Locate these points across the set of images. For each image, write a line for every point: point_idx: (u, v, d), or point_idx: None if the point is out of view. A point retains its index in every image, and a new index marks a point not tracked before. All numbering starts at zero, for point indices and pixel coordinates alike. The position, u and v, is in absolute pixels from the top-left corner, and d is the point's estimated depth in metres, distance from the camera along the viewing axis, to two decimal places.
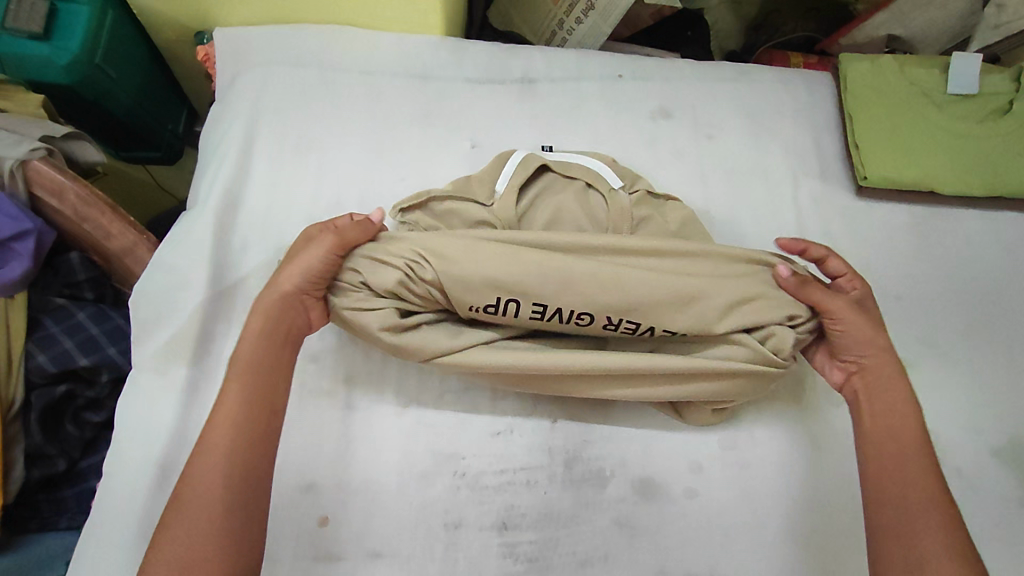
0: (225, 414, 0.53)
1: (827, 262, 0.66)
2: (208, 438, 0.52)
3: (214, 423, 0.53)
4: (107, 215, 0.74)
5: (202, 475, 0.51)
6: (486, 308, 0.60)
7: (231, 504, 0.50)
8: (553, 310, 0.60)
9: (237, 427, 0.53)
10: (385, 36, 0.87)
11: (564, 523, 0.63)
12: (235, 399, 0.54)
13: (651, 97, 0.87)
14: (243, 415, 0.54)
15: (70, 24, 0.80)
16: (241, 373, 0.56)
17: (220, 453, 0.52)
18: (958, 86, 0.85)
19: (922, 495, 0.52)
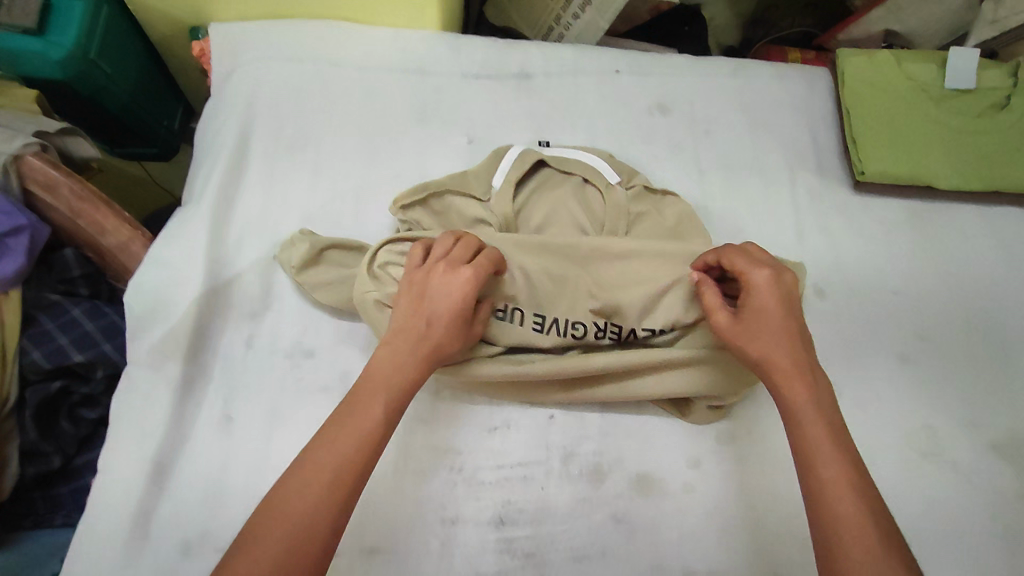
0: (347, 435, 0.50)
1: (740, 255, 0.60)
2: (328, 453, 0.49)
3: (335, 440, 0.50)
4: (102, 211, 0.74)
5: (309, 491, 0.47)
6: (497, 313, 0.63)
7: (336, 532, 0.47)
8: (552, 321, 0.64)
9: (362, 451, 0.50)
10: (382, 31, 0.87)
11: (560, 519, 0.62)
12: (364, 431, 0.51)
13: (648, 93, 0.87)
14: (375, 444, 0.51)
15: (63, 19, 0.79)
16: (381, 398, 0.53)
17: (328, 474, 0.48)
18: (956, 81, 0.85)
19: (853, 524, 0.46)
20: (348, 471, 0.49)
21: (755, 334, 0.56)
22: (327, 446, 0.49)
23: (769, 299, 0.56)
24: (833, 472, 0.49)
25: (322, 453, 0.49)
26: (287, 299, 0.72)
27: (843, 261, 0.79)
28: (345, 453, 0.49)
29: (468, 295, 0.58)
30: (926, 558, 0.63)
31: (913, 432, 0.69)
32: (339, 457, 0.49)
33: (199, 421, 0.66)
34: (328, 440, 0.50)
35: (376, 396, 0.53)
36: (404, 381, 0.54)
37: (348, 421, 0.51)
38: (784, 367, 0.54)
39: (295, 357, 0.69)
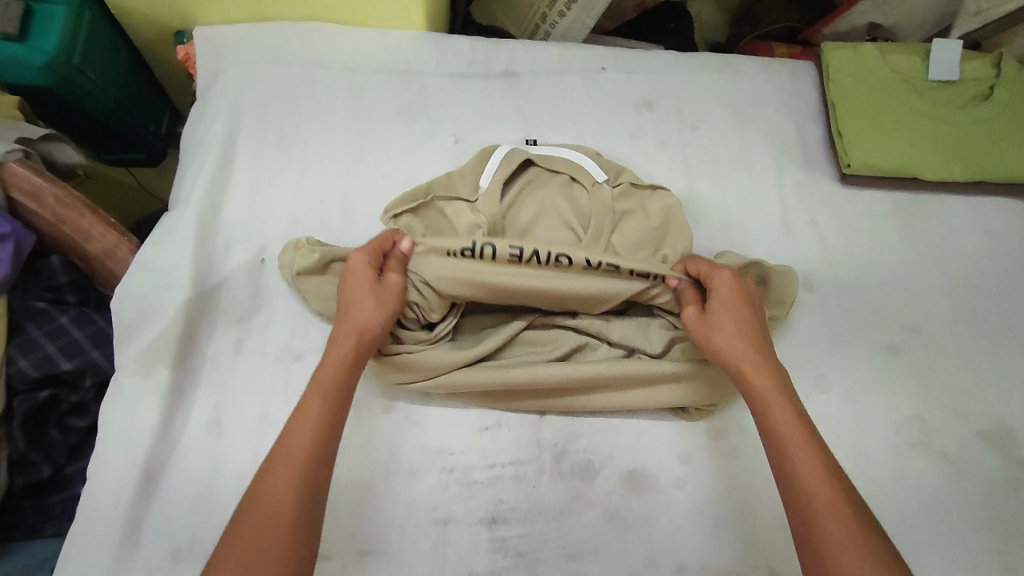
0: (304, 418, 0.52)
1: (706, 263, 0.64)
2: (289, 438, 0.51)
3: (295, 424, 0.51)
4: (87, 217, 0.73)
5: (275, 490, 0.47)
6: (464, 252, 0.65)
7: (311, 510, 0.48)
8: (530, 252, 0.65)
9: (315, 441, 0.51)
10: (367, 33, 0.86)
11: (553, 517, 0.62)
12: (315, 413, 0.52)
13: (635, 89, 0.87)
14: (325, 432, 0.52)
15: (46, 25, 0.79)
16: (321, 389, 0.54)
17: (291, 455, 0.49)
18: (938, 73, 0.85)
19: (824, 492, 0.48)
20: (306, 462, 0.49)
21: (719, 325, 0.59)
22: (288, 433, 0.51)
23: (731, 292, 0.61)
24: (803, 454, 0.50)
25: (279, 460, 0.49)
26: (275, 302, 0.72)
27: (831, 254, 0.79)
28: (302, 449, 0.50)
29: (353, 274, 0.61)
30: (916, 548, 0.63)
31: (903, 421, 0.70)
32: (295, 455, 0.49)
33: (188, 427, 0.66)
34: (283, 445, 0.50)
35: (316, 389, 0.54)
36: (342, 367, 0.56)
37: (294, 421, 0.52)
38: (751, 361, 0.57)
39: (285, 360, 0.69)
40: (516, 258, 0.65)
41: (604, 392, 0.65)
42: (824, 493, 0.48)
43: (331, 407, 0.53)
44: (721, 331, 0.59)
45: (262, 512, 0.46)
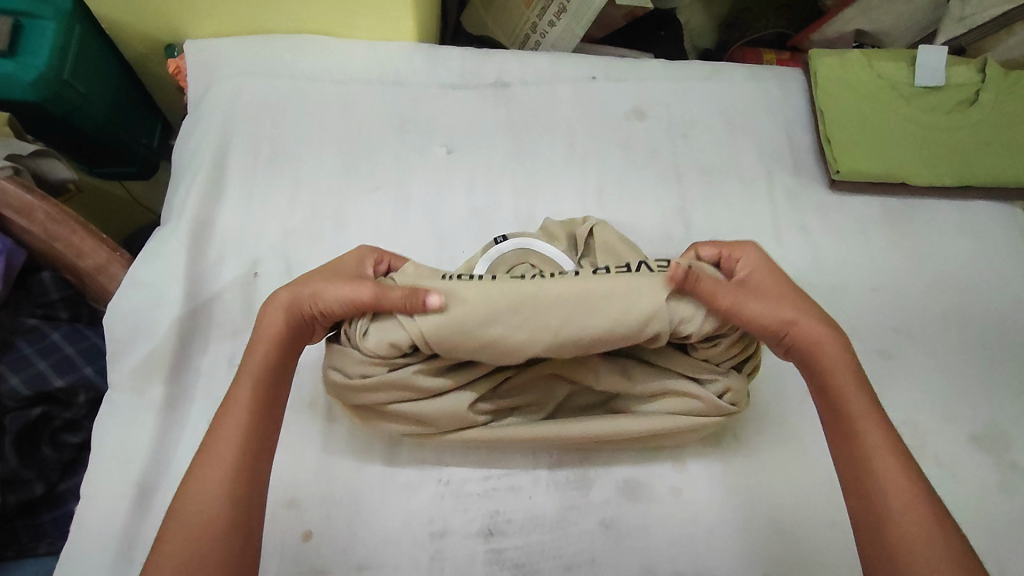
0: (231, 416, 0.52)
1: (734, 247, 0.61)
2: (217, 436, 0.51)
3: (221, 424, 0.51)
4: (79, 234, 0.73)
5: (206, 492, 0.48)
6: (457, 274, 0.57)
7: (244, 505, 0.49)
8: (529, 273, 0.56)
9: (247, 434, 0.51)
10: (357, 45, 0.86)
11: (549, 528, 0.62)
12: (242, 410, 0.52)
13: (625, 98, 0.88)
14: (257, 424, 0.52)
15: (35, 40, 0.79)
16: (248, 383, 0.54)
17: (220, 455, 0.50)
18: (925, 79, 0.86)
19: (887, 465, 0.50)
20: (240, 456, 0.50)
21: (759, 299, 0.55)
22: (217, 434, 0.51)
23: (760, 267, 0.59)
24: (880, 451, 0.50)
25: (206, 460, 0.49)
26: None
27: (822, 260, 0.80)
28: (234, 445, 0.50)
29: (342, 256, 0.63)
30: None
31: (895, 426, 0.70)
32: (227, 450, 0.50)
33: (182, 443, 0.66)
34: (216, 439, 0.51)
35: (242, 385, 0.54)
36: (272, 354, 0.55)
37: (223, 415, 0.52)
38: (828, 342, 0.55)
39: None
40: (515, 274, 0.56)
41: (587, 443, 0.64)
42: (906, 488, 0.48)
43: (262, 397, 0.53)
44: (765, 308, 0.55)
45: (191, 510, 0.47)
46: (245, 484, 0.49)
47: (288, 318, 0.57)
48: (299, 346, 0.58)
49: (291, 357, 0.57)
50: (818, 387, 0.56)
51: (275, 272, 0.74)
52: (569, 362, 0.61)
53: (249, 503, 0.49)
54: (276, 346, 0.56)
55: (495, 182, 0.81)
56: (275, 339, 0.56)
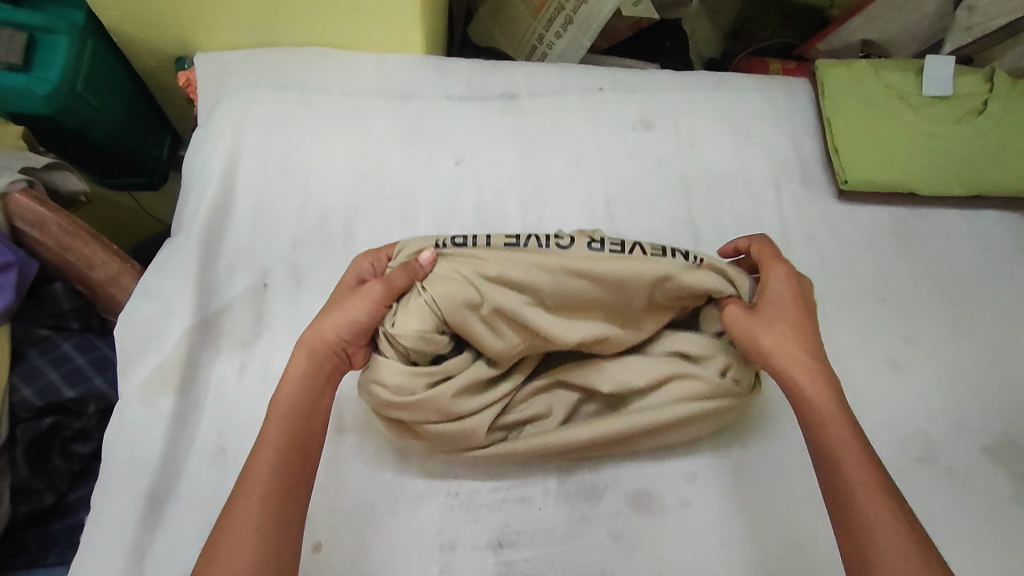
0: (265, 455, 0.53)
1: (777, 275, 0.61)
2: (251, 474, 0.52)
3: (255, 462, 0.52)
4: (91, 245, 0.74)
5: (240, 530, 0.49)
6: (455, 241, 0.62)
7: (277, 542, 0.49)
8: (527, 239, 0.61)
9: (277, 470, 0.52)
10: (366, 57, 0.87)
11: (559, 540, 0.62)
12: (274, 448, 0.53)
13: (631, 108, 0.88)
14: (286, 467, 0.52)
15: (49, 54, 0.80)
16: (282, 421, 0.55)
17: (253, 494, 0.51)
18: (933, 88, 0.86)
19: (861, 488, 0.50)
20: (270, 492, 0.51)
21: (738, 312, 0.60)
22: (251, 471, 0.52)
23: (786, 292, 0.60)
24: (859, 472, 0.51)
25: (241, 497, 0.51)
26: (278, 327, 0.72)
27: (830, 269, 0.80)
28: (264, 482, 0.51)
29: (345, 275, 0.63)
30: None
31: (906, 437, 0.70)
32: (257, 489, 0.51)
33: (193, 454, 0.66)
34: (246, 476, 0.52)
35: (276, 423, 0.54)
36: (302, 389, 0.56)
37: (256, 450, 0.53)
38: (798, 366, 0.56)
39: None
40: (513, 243, 0.61)
41: (602, 447, 0.63)
42: (884, 518, 0.48)
43: (292, 438, 0.54)
44: (745, 328, 0.59)
45: (224, 553, 0.48)
46: (275, 520, 0.50)
47: (315, 353, 0.58)
48: (332, 378, 0.59)
49: (324, 389, 0.58)
50: (800, 414, 0.56)
51: (286, 283, 0.75)
52: (575, 367, 0.64)
53: (282, 539, 0.50)
54: (316, 382, 0.57)
55: (504, 193, 0.82)
56: (310, 374, 0.57)
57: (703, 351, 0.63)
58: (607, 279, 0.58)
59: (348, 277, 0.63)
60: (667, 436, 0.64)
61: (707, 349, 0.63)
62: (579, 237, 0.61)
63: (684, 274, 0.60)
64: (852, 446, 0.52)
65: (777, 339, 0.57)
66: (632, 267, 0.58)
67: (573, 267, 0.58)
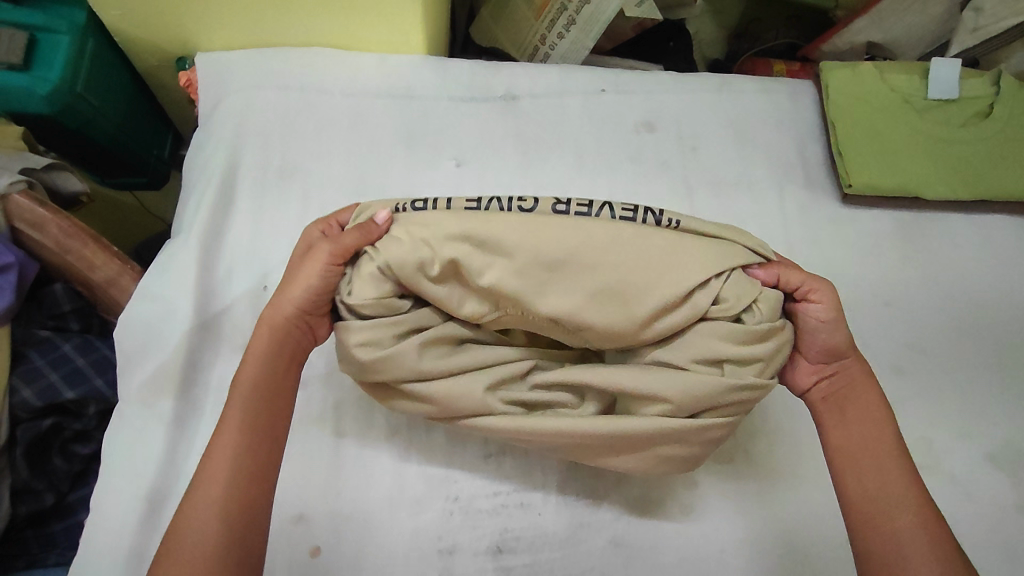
0: (226, 434, 0.53)
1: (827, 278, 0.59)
2: (212, 455, 0.52)
3: (216, 443, 0.52)
4: (91, 247, 0.74)
5: (203, 512, 0.49)
6: (416, 205, 0.61)
7: (241, 525, 0.50)
8: (489, 202, 0.60)
9: (239, 456, 0.52)
10: (368, 58, 0.86)
11: (559, 546, 0.62)
12: (236, 428, 0.53)
13: (635, 110, 0.87)
14: (249, 448, 0.53)
15: (49, 54, 0.80)
16: (244, 400, 0.54)
17: (215, 476, 0.51)
18: (939, 91, 0.85)
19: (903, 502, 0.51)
20: (233, 477, 0.51)
21: (823, 305, 0.57)
22: (214, 452, 0.52)
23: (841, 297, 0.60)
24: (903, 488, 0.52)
25: (203, 476, 0.51)
26: None
27: (833, 273, 0.79)
28: (227, 465, 0.51)
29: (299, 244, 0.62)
30: None
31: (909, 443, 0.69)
32: (221, 470, 0.51)
33: (193, 456, 0.66)
34: (206, 462, 0.51)
35: (236, 401, 0.54)
36: (264, 371, 0.56)
37: (219, 430, 0.53)
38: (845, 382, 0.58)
39: None
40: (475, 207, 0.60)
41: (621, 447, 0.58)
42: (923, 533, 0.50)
43: (256, 416, 0.54)
44: (818, 327, 0.57)
45: (187, 533, 0.48)
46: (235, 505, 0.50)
47: (270, 320, 0.58)
48: (295, 352, 0.59)
49: (289, 366, 0.58)
50: (840, 423, 0.57)
51: None
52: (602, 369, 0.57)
53: (246, 520, 0.50)
54: (276, 355, 0.57)
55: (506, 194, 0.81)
56: (273, 354, 0.57)
57: (740, 343, 0.55)
58: (574, 230, 0.55)
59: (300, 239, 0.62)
60: (703, 449, 0.58)
61: (747, 341, 0.55)
62: (543, 200, 0.59)
63: (666, 240, 0.55)
64: (876, 437, 0.55)
65: (844, 338, 0.57)
66: (598, 229, 0.55)
67: (539, 223, 0.55)
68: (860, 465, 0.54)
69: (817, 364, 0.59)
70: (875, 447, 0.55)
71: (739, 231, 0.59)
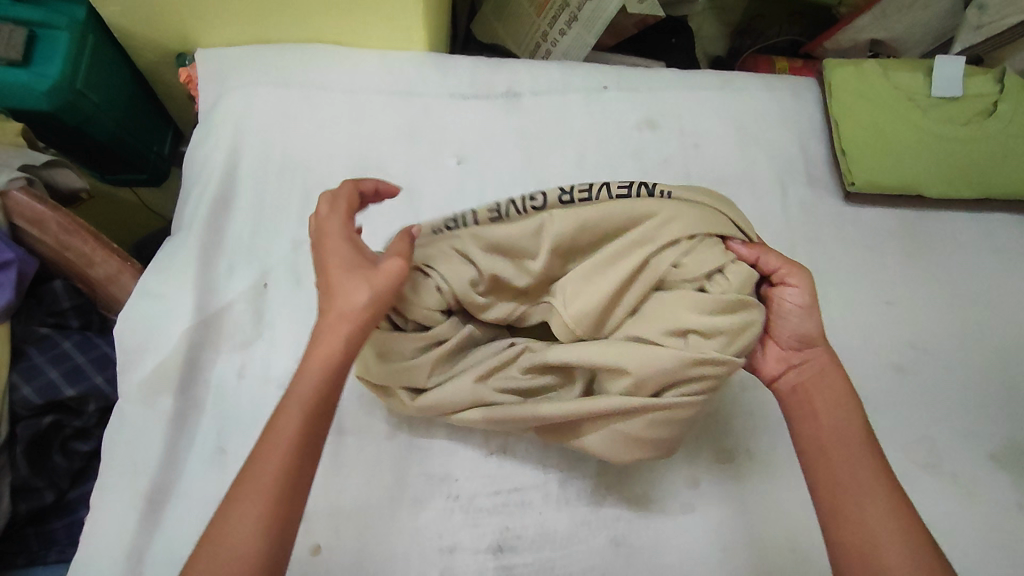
0: (274, 448, 0.46)
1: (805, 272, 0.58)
2: (259, 467, 0.45)
3: (263, 455, 0.46)
4: (90, 244, 0.73)
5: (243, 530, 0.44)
6: (446, 225, 0.60)
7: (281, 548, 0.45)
8: (508, 207, 0.59)
9: (288, 477, 0.46)
10: (369, 55, 0.86)
11: (559, 544, 0.62)
12: (289, 441, 0.46)
13: (637, 108, 0.87)
14: (298, 467, 0.46)
15: (49, 50, 0.79)
16: (298, 411, 0.47)
17: (260, 492, 0.45)
18: (942, 90, 0.85)
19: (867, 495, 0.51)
20: (278, 499, 0.45)
21: (800, 290, 0.57)
22: (260, 465, 0.45)
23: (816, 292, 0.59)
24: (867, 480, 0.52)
25: (244, 492, 0.45)
26: (278, 327, 0.72)
27: (836, 272, 0.79)
28: (276, 481, 0.45)
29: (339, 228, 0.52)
30: None
31: (912, 443, 0.69)
32: (264, 487, 0.45)
33: (193, 454, 0.66)
34: (245, 482, 0.45)
35: (291, 409, 0.47)
36: (323, 378, 0.48)
37: (269, 441, 0.46)
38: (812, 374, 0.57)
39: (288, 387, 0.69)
40: (496, 216, 0.59)
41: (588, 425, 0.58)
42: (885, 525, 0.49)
43: (308, 430, 0.47)
44: (794, 313, 0.57)
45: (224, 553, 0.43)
46: (273, 535, 0.44)
47: (329, 321, 0.49)
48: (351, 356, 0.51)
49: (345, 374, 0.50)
50: (804, 416, 0.57)
51: (286, 283, 0.74)
52: (563, 348, 0.56)
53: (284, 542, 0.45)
54: (333, 359, 0.49)
55: (507, 192, 0.81)
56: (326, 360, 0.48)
57: (706, 313, 0.53)
58: (570, 217, 0.56)
59: (337, 220, 0.53)
60: (669, 431, 0.56)
61: (713, 311, 0.53)
62: (551, 190, 0.59)
63: (642, 211, 0.56)
64: (848, 429, 0.55)
65: (816, 327, 0.57)
66: (592, 211, 0.56)
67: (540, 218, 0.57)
68: (833, 460, 0.54)
69: (788, 350, 0.58)
70: (848, 440, 0.54)
71: (730, 206, 0.58)
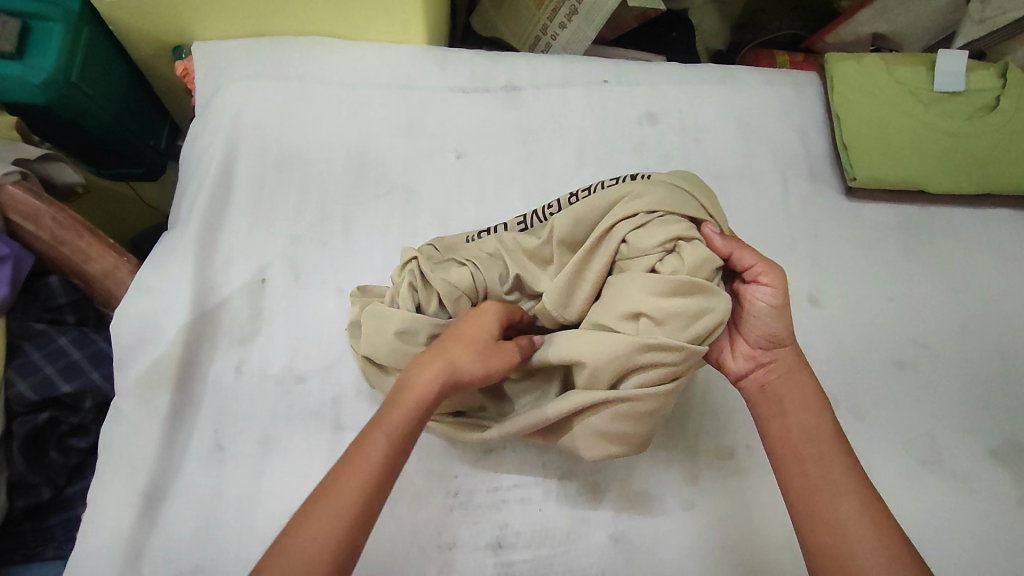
0: (358, 470, 0.46)
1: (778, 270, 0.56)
2: (339, 486, 0.45)
3: (344, 476, 0.46)
4: (86, 239, 0.73)
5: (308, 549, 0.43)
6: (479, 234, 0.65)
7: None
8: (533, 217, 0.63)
9: (367, 502, 0.45)
10: (367, 48, 0.85)
11: (559, 541, 0.62)
12: (371, 467, 0.46)
13: (637, 102, 0.86)
14: (373, 497, 0.46)
15: (43, 42, 0.78)
16: (387, 439, 0.48)
17: (335, 509, 0.44)
18: (946, 83, 0.84)
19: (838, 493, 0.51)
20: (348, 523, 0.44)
21: (772, 289, 0.55)
22: (337, 485, 0.45)
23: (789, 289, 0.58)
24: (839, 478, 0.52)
25: (318, 511, 0.44)
26: (275, 322, 0.72)
27: (837, 267, 0.78)
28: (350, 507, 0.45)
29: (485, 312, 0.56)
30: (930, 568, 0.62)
31: (912, 439, 0.69)
32: (339, 511, 0.44)
33: (191, 450, 0.65)
34: (322, 499, 0.45)
35: (379, 433, 0.48)
36: (413, 415, 0.49)
37: (353, 461, 0.46)
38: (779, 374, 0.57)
39: (286, 382, 0.69)
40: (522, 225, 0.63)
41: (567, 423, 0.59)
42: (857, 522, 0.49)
43: (389, 464, 0.47)
44: (765, 312, 0.56)
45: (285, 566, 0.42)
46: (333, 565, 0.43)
47: (436, 370, 0.51)
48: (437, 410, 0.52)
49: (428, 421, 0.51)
50: (774, 414, 0.56)
51: (283, 278, 0.74)
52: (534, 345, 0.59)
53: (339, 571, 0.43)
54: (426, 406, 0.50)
55: (506, 187, 0.81)
56: (425, 404, 0.50)
57: (659, 294, 0.52)
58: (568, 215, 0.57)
59: (484, 306, 0.56)
60: (635, 425, 0.56)
61: (666, 293, 0.52)
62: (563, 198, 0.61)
63: (617, 200, 0.56)
64: (818, 428, 0.54)
65: (786, 327, 0.56)
66: (583, 208, 0.57)
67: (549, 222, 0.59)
68: (804, 459, 0.53)
69: (757, 348, 0.58)
70: (818, 438, 0.54)
71: (711, 196, 0.58)
